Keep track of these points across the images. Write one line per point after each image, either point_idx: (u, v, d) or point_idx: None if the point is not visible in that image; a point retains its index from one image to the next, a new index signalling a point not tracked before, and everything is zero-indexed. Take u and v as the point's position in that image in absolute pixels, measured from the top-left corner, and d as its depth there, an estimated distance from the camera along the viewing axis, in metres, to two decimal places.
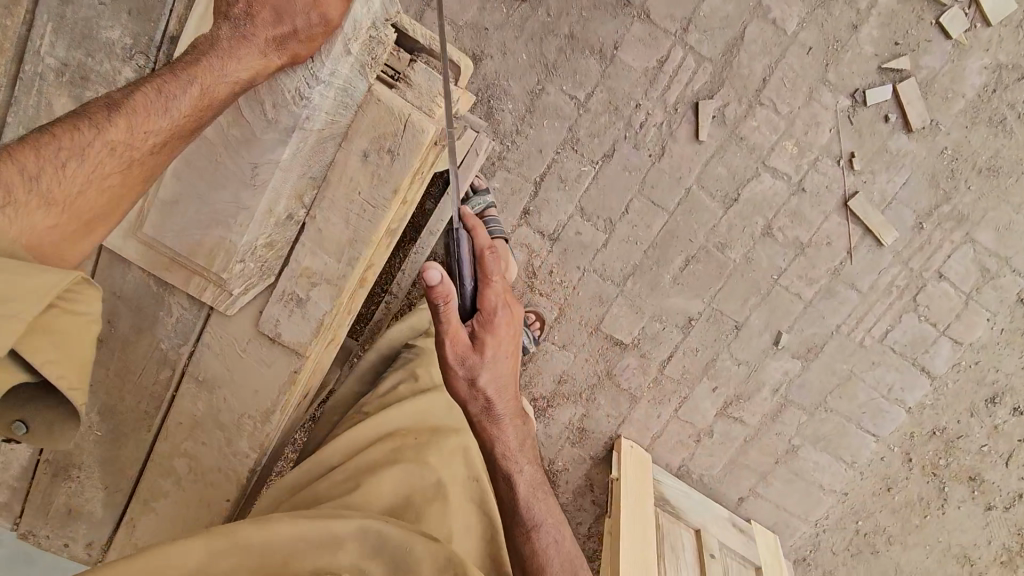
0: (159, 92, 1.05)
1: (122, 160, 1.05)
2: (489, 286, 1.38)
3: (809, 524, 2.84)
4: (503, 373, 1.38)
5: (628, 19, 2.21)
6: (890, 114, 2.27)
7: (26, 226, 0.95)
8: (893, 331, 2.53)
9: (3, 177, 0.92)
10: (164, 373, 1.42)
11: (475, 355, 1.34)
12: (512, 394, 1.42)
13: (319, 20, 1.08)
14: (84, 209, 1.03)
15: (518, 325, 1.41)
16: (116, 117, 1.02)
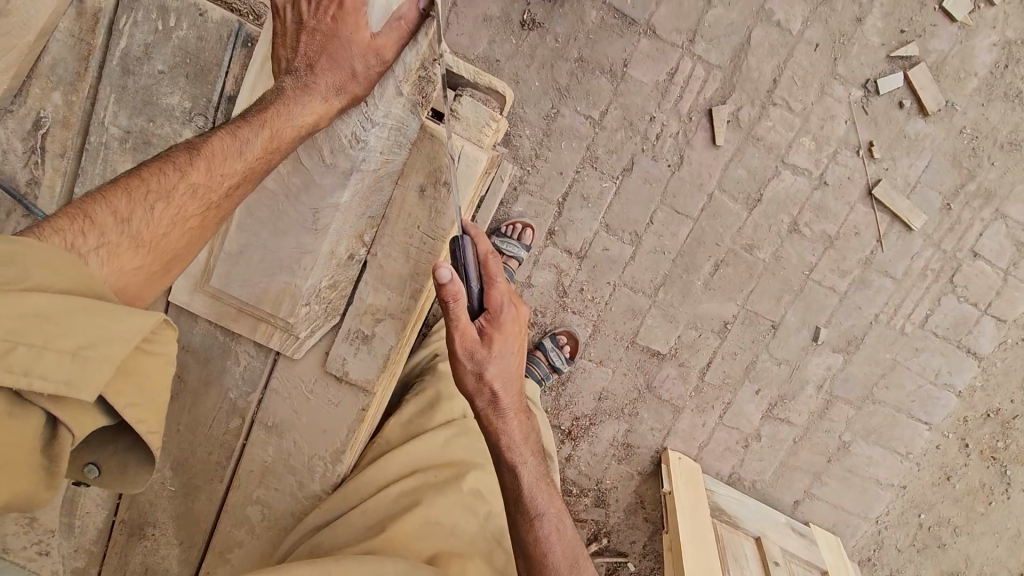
0: (234, 136, 1.06)
1: (203, 201, 1.04)
2: (494, 283, 1.25)
3: (869, 521, 2.76)
4: (512, 371, 1.29)
5: (635, 37, 2.25)
6: (904, 100, 2.29)
7: (115, 270, 0.94)
8: (934, 315, 2.50)
9: (97, 215, 0.92)
10: (235, 422, 1.45)
11: (483, 352, 1.22)
12: (518, 392, 1.33)
13: (377, 65, 1.13)
14: (168, 251, 1.02)
15: (526, 323, 1.29)
16: (195, 158, 1.03)
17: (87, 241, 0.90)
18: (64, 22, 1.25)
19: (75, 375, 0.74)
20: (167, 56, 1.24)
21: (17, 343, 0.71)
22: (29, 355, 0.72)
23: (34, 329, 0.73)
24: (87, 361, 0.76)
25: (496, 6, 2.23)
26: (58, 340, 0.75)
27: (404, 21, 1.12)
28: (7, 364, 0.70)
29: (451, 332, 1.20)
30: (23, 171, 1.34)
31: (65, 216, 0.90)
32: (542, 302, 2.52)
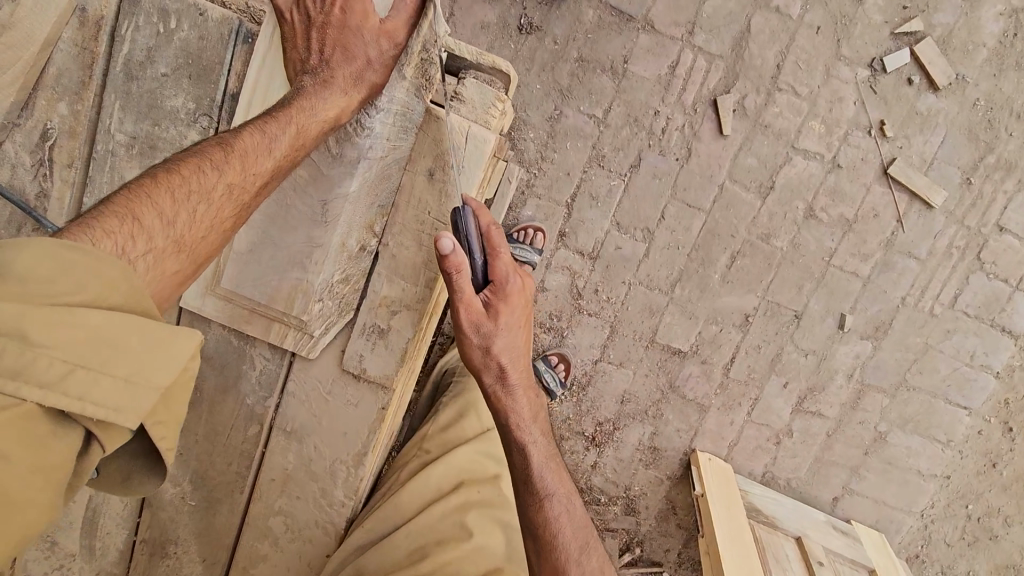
0: (261, 132, 1.01)
1: (236, 202, 0.99)
2: (497, 255, 1.25)
3: (914, 516, 2.64)
4: (518, 344, 1.30)
5: (634, 33, 2.24)
6: (913, 76, 2.25)
7: (156, 275, 0.87)
8: (963, 295, 2.43)
9: (144, 216, 0.85)
10: (253, 429, 1.39)
11: (488, 324, 1.23)
12: (525, 367, 1.35)
13: (390, 51, 1.11)
14: (201, 255, 0.96)
15: (531, 297, 1.30)
16: (230, 155, 0.97)
17: (136, 245, 0.83)
18: (68, 30, 1.20)
19: (125, 403, 0.71)
20: (170, 58, 1.19)
21: (74, 366, 0.68)
22: (84, 380, 0.68)
23: (88, 348, 0.69)
24: (137, 390, 0.72)
25: (493, 13, 2.23)
26: (113, 364, 0.71)
27: (410, 2, 1.11)
28: (61, 387, 0.66)
29: (456, 304, 1.21)
30: (30, 184, 1.28)
31: (109, 217, 0.81)
32: (557, 306, 2.47)
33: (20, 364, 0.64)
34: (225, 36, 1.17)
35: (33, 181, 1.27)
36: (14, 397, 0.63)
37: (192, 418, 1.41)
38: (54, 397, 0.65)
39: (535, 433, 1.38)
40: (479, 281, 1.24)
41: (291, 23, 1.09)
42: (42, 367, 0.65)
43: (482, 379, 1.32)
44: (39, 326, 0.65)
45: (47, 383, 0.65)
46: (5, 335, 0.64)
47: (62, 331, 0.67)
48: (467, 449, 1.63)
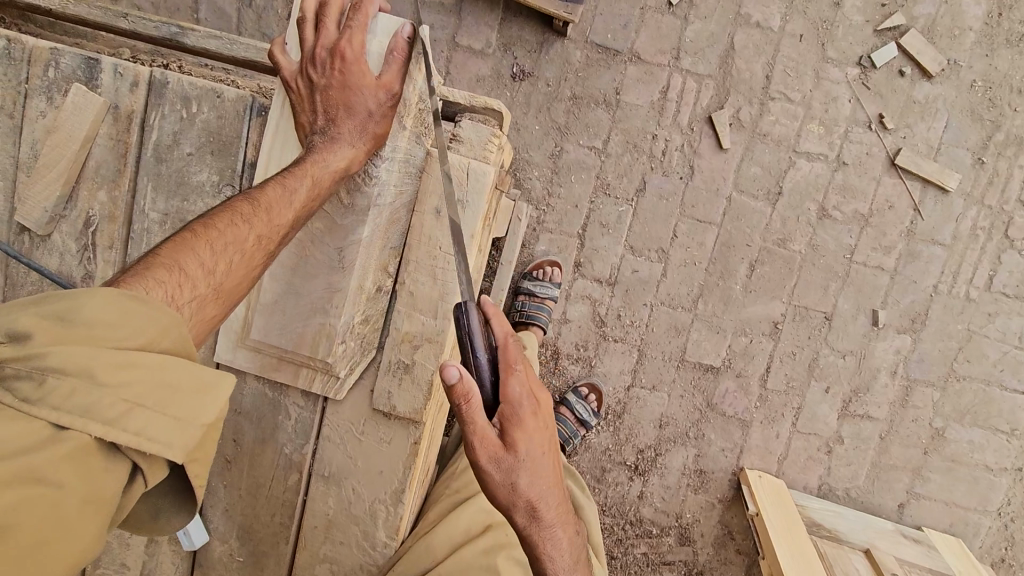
0: (281, 187, 1.08)
1: (263, 252, 1.06)
2: (513, 372, 1.06)
3: (991, 516, 2.49)
4: (544, 474, 1.13)
5: (622, 65, 2.33)
6: (904, 68, 2.28)
7: (199, 320, 0.92)
8: (998, 275, 2.37)
9: (188, 266, 0.91)
10: (293, 478, 1.41)
11: (509, 459, 1.06)
12: (554, 495, 1.18)
13: (388, 102, 1.17)
14: (232, 302, 1.01)
15: (548, 410, 1.12)
16: (257, 209, 1.04)
17: (183, 294, 0.88)
18: (103, 127, 1.27)
19: (175, 439, 0.73)
20: (195, 137, 1.27)
21: (132, 405, 0.71)
22: (141, 416, 0.72)
23: (146, 389, 0.73)
24: (185, 427, 0.75)
25: (486, 66, 2.35)
26: (165, 403, 0.74)
27: (400, 54, 1.17)
28: (119, 424, 0.70)
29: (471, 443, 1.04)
30: (76, 270, 1.31)
31: (157, 269, 0.87)
32: (582, 336, 2.46)
33: (86, 403, 0.69)
34: (240, 110, 1.25)
35: (79, 265, 1.31)
36: (77, 431, 0.68)
37: (233, 474, 1.43)
38: (113, 433, 0.69)
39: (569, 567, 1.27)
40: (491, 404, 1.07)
41: (297, 90, 1.17)
42: (106, 404, 0.70)
43: (507, 513, 1.15)
44: (103, 367, 0.71)
45: (108, 420, 0.70)
46: (76, 375, 0.70)
47: (123, 371, 0.72)
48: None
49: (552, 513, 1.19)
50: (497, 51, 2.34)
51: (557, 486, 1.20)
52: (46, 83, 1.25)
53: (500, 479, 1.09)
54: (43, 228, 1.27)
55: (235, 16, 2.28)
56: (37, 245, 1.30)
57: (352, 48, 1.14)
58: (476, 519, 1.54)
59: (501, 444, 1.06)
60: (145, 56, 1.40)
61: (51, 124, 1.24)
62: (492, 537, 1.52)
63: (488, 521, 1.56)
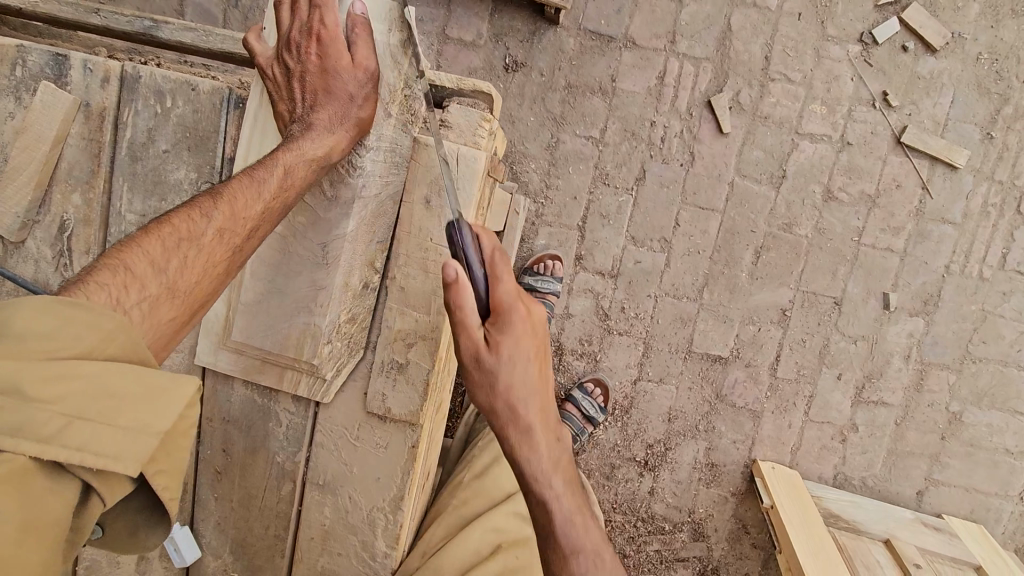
0: (249, 180, 1.03)
1: (228, 246, 1.00)
2: (499, 281, 1.11)
3: (1013, 500, 2.43)
4: (528, 382, 1.11)
5: (617, 51, 2.27)
6: (906, 43, 2.22)
7: (152, 322, 0.88)
8: (1012, 253, 2.31)
9: (135, 265, 0.87)
10: (286, 487, 1.36)
11: (490, 359, 1.08)
12: (544, 406, 1.15)
13: (368, 85, 1.11)
14: (196, 300, 0.96)
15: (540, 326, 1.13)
16: (219, 203, 1.00)
17: (129, 295, 0.84)
18: (74, 126, 1.22)
19: (125, 450, 0.71)
20: (170, 133, 1.21)
21: (71, 418, 0.69)
22: (83, 429, 0.69)
23: (84, 401, 0.71)
24: (137, 436, 0.73)
25: (478, 57, 2.29)
26: (109, 413, 0.72)
27: (361, 28, 1.10)
28: (60, 439, 0.67)
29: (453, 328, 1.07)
30: (53, 277, 1.26)
31: (102, 271, 0.84)
32: (585, 331, 2.40)
33: (19, 420, 0.66)
34: (217, 105, 1.20)
35: (55, 273, 1.26)
36: (13, 452, 0.63)
37: (225, 484, 1.37)
38: (52, 449, 0.66)
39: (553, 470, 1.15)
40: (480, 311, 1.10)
41: (273, 77, 1.12)
42: (41, 420, 0.67)
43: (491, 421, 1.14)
44: (32, 382, 0.68)
45: (46, 437, 0.66)
46: (4, 394, 0.67)
47: (59, 384, 0.70)
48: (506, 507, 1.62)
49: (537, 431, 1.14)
50: (489, 42, 2.28)
51: (551, 401, 1.17)
52: (14, 83, 1.20)
53: (482, 381, 1.11)
54: (15, 235, 1.22)
55: (220, 16, 2.23)
56: (11, 253, 1.25)
57: (326, 28, 1.08)
58: (485, 540, 1.53)
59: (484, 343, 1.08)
60: (121, 54, 1.34)
61: (20, 125, 1.19)
62: (501, 559, 1.51)
63: (497, 542, 1.55)
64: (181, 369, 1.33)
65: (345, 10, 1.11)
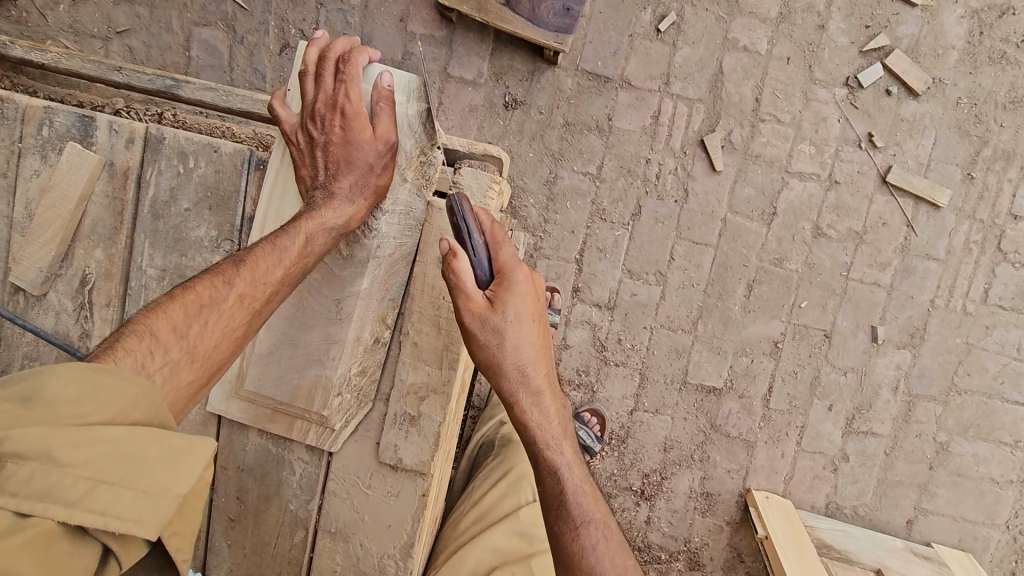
0: (272, 245, 1.08)
1: (248, 311, 1.04)
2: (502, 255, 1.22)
3: (999, 528, 2.49)
4: (522, 344, 1.24)
5: (613, 92, 2.35)
6: (890, 87, 2.31)
7: (174, 388, 0.92)
8: (993, 288, 2.39)
9: (159, 331, 0.92)
10: (298, 534, 1.38)
11: (495, 318, 1.19)
12: (546, 369, 1.30)
13: (387, 154, 1.18)
14: (215, 365, 1.00)
15: (536, 291, 1.26)
16: (241, 269, 1.04)
17: (154, 361, 0.89)
18: (99, 183, 1.26)
19: (145, 515, 0.75)
20: (192, 193, 1.25)
21: (95, 482, 0.73)
22: (106, 494, 0.73)
23: (110, 464, 0.75)
24: (158, 500, 0.76)
25: (479, 96, 2.36)
26: (133, 476, 0.76)
27: (385, 102, 1.17)
28: (84, 504, 0.71)
29: (456, 300, 1.18)
30: (72, 329, 1.29)
31: (129, 337, 0.89)
32: (583, 362, 2.45)
33: (46, 485, 0.69)
34: (237, 167, 1.25)
35: (76, 324, 1.29)
36: (39, 517, 0.68)
37: (237, 531, 1.40)
38: (78, 514, 0.70)
39: (563, 438, 1.30)
40: (484, 278, 1.20)
41: (297, 144, 1.18)
42: (68, 484, 0.71)
43: (499, 379, 1.26)
44: (63, 447, 0.72)
45: (71, 501, 0.70)
46: (34, 459, 0.70)
47: (86, 449, 0.73)
48: (504, 527, 1.64)
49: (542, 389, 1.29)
50: (489, 81, 2.35)
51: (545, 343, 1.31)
52: (41, 142, 1.25)
53: (487, 340, 1.21)
54: (38, 289, 1.26)
55: (227, 53, 2.29)
56: (32, 305, 1.29)
57: (350, 102, 1.15)
58: (482, 560, 1.57)
59: (487, 304, 1.19)
60: (139, 106, 1.40)
61: (47, 183, 1.24)
62: None
63: (494, 562, 1.58)
64: (195, 417, 1.36)
65: (373, 85, 1.19)
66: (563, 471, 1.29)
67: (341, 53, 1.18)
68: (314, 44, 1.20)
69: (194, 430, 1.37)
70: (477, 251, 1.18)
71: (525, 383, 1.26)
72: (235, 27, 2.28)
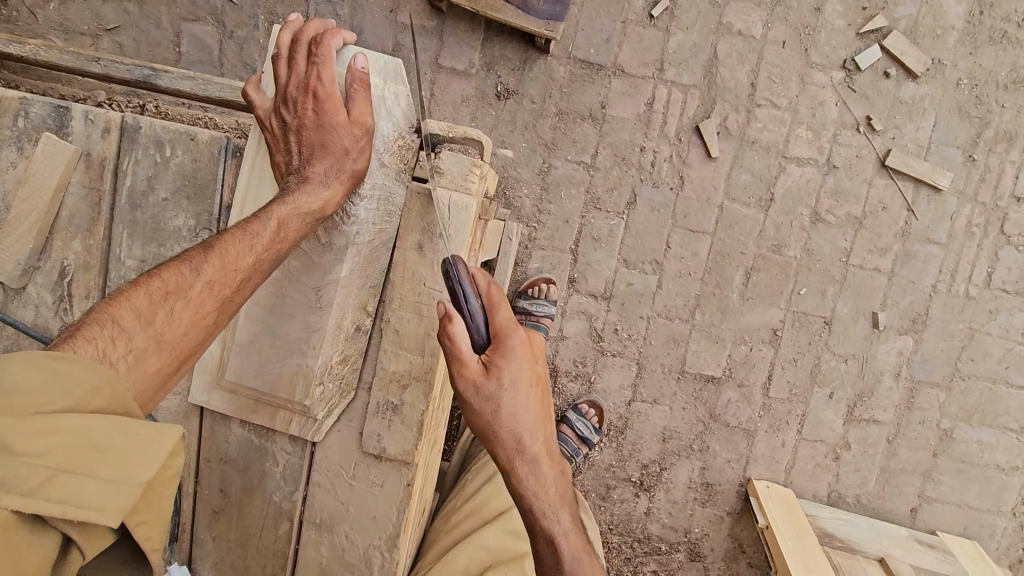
0: (242, 232, 1.07)
1: (219, 298, 1.03)
2: (497, 313, 1.19)
3: (1005, 516, 2.45)
4: (521, 421, 1.19)
5: (606, 80, 2.32)
6: (889, 69, 2.27)
7: (141, 376, 0.91)
8: (996, 272, 2.35)
9: (125, 319, 0.91)
10: (283, 526, 1.37)
11: (490, 385, 1.14)
12: (546, 438, 1.23)
13: (364, 137, 1.15)
14: (185, 352, 0.99)
15: (536, 356, 1.20)
16: (209, 256, 1.03)
17: (116, 348, 0.88)
18: (76, 174, 1.25)
19: (108, 502, 0.73)
20: (169, 182, 1.24)
21: (55, 471, 0.71)
22: (65, 482, 0.71)
23: (68, 453, 0.73)
24: (121, 487, 0.74)
25: (470, 86, 2.33)
26: (93, 464, 0.74)
27: (360, 84, 1.15)
28: (42, 493, 0.69)
29: (450, 362, 1.15)
30: (53, 322, 1.29)
31: (93, 325, 0.89)
32: (579, 353, 2.42)
33: (2, 474, 0.68)
34: (214, 155, 1.23)
35: (56, 317, 1.29)
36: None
37: (222, 524, 1.39)
38: (36, 502, 0.68)
39: (559, 507, 1.25)
40: (480, 341, 1.17)
41: (271, 129, 1.17)
42: (25, 473, 0.69)
43: (493, 447, 1.21)
44: (19, 436, 0.70)
45: (28, 490, 0.68)
46: None
47: (44, 437, 0.72)
48: (495, 524, 1.63)
49: (542, 465, 1.23)
50: (480, 71, 2.32)
51: (547, 426, 1.25)
52: (17, 133, 1.24)
53: (482, 407, 1.16)
54: (16, 282, 1.25)
55: (216, 47, 2.27)
56: (12, 298, 1.28)
57: (322, 85, 1.13)
58: (475, 557, 1.55)
59: (481, 371, 1.15)
60: (121, 98, 1.41)
61: (22, 175, 1.23)
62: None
63: (486, 561, 1.56)
64: (179, 409, 1.35)
65: (346, 67, 1.16)
66: (557, 534, 1.24)
67: (314, 35, 1.16)
68: (288, 27, 1.18)
69: (178, 422, 1.36)
70: (473, 314, 1.16)
71: (523, 454, 1.21)
72: (224, 21, 2.26)
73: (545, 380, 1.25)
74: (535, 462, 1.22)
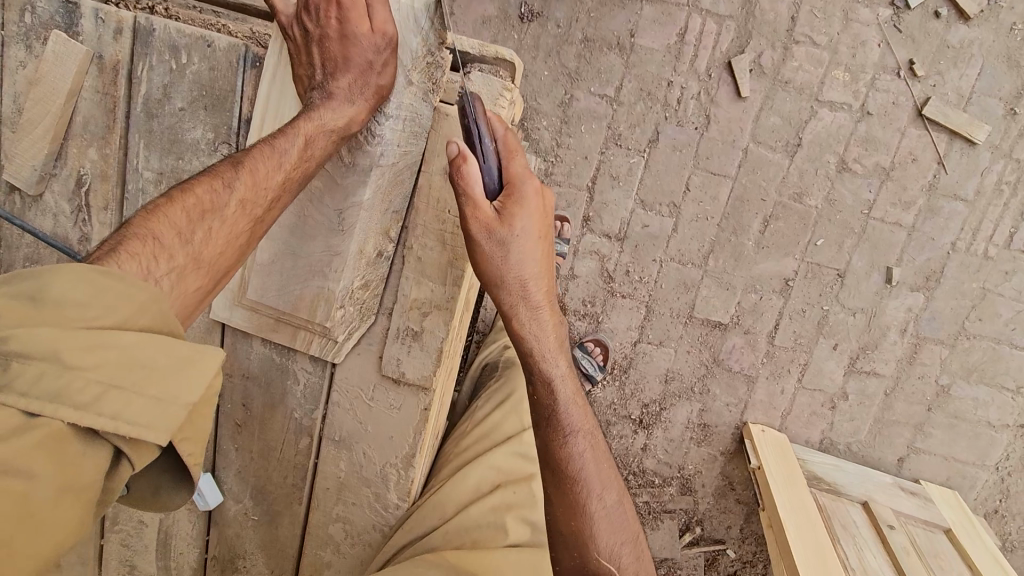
0: (270, 150, 1.03)
1: (251, 217, 1.02)
2: (514, 158, 1.19)
3: (988, 469, 2.54)
4: (527, 266, 1.22)
5: (637, 6, 2.18)
6: (939, 9, 2.13)
7: (181, 292, 0.92)
8: (1019, 233, 2.31)
9: (162, 235, 0.89)
10: (304, 440, 1.42)
11: (503, 231, 1.17)
12: (547, 285, 1.29)
13: (387, 49, 1.09)
14: (219, 270, 0.99)
15: (546, 204, 1.23)
16: (240, 172, 1.00)
17: (158, 265, 0.87)
18: (89, 78, 1.20)
19: (157, 421, 0.75)
20: (186, 91, 1.19)
21: (107, 386, 0.73)
22: (115, 399, 0.73)
23: (117, 370, 0.74)
24: (167, 407, 0.76)
25: (492, 6, 2.20)
26: (140, 381, 0.76)
27: None
28: (95, 407, 0.72)
29: (463, 205, 1.15)
30: (72, 232, 1.28)
31: (131, 241, 0.87)
32: (589, 293, 2.43)
33: (57, 387, 0.70)
34: (233, 64, 1.17)
35: (75, 227, 1.28)
36: (50, 416, 0.69)
37: (244, 436, 1.45)
38: (89, 416, 0.71)
39: (558, 352, 1.33)
40: (492, 186, 1.17)
41: (295, 40, 1.10)
42: (77, 387, 0.71)
43: (498, 292, 1.24)
44: (70, 350, 0.71)
45: (82, 404, 0.71)
46: (44, 359, 0.70)
47: (94, 353, 0.73)
48: (505, 447, 1.67)
49: (543, 310, 1.29)
50: None
51: (550, 281, 1.30)
52: (25, 30, 1.19)
53: (491, 251, 1.18)
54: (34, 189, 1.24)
55: None
56: (29, 206, 1.28)
57: None
58: (485, 477, 1.60)
59: (494, 215, 1.16)
60: None
61: (36, 78, 1.19)
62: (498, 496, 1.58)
63: (495, 481, 1.62)
64: (199, 325, 1.37)
65: None
66: (558, 384, 1.33)
67: None
68: None
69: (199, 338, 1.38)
70: (487, 156, 1.15)
71: (527, 300, 1.26)
72: None
73: (551, 234, 1.29)
74: (537, 309, 1.28)
